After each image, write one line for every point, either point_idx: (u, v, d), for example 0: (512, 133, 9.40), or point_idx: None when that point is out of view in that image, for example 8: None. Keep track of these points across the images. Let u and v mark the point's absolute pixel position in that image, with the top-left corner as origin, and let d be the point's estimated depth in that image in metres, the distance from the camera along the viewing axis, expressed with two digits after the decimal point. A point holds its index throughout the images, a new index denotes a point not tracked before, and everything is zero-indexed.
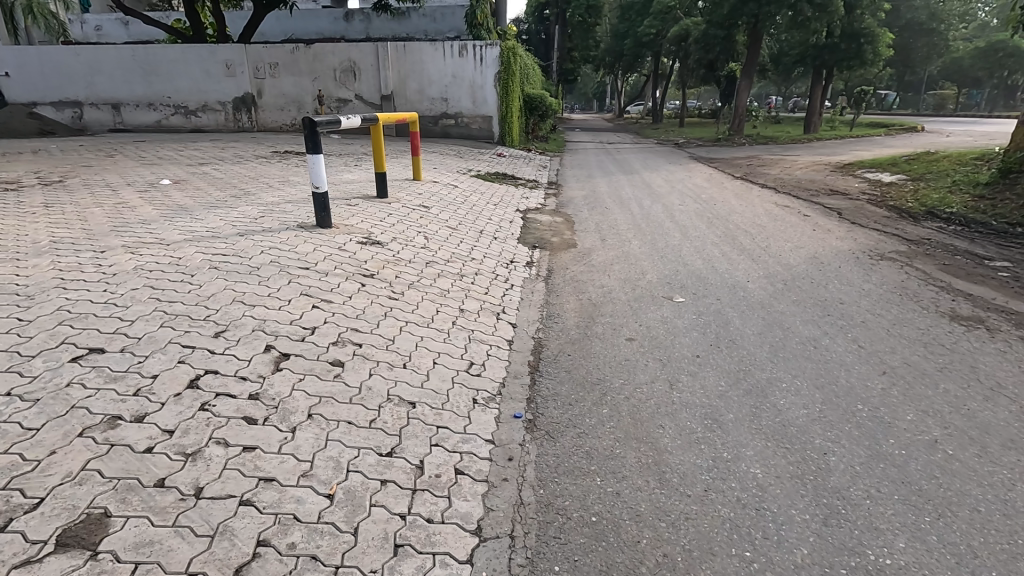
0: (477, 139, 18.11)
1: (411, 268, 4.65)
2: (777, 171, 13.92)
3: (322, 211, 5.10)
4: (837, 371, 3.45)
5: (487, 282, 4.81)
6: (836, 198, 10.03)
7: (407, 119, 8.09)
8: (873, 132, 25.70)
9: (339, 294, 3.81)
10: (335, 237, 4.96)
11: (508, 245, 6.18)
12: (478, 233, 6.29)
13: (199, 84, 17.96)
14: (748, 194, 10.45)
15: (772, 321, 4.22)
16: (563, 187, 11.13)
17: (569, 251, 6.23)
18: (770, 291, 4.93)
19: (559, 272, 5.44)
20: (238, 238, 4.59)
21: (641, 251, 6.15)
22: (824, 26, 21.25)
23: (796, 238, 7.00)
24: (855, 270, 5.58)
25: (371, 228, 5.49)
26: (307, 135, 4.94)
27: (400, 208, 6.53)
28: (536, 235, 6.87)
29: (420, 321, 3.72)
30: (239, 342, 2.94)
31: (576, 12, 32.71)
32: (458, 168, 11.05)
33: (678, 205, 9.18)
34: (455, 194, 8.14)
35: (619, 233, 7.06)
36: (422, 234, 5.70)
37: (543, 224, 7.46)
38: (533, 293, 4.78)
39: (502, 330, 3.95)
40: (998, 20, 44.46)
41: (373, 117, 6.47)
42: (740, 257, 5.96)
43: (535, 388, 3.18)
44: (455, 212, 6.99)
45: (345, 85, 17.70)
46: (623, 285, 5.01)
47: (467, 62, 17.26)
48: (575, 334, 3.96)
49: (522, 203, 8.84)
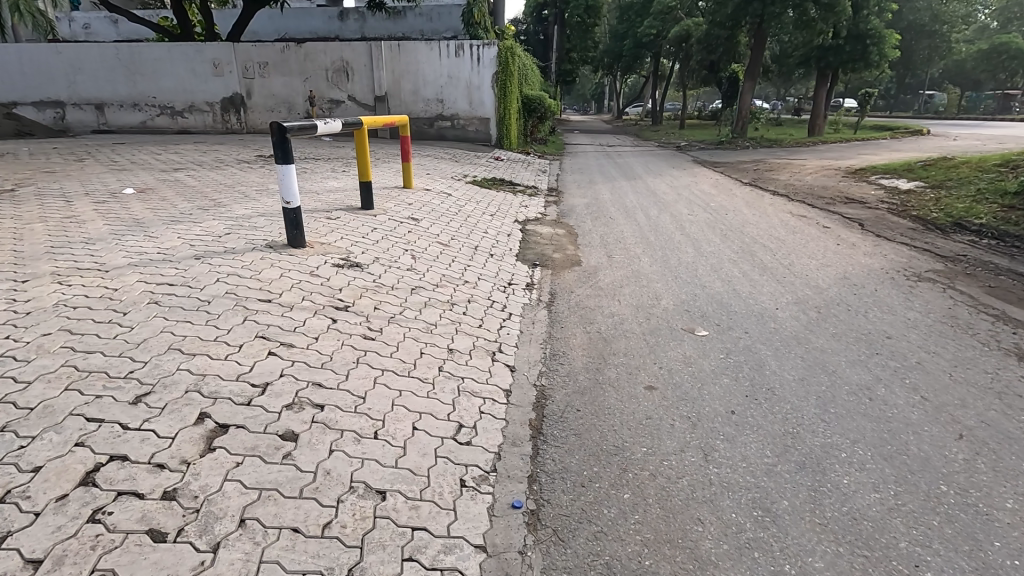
0: (474, 142, 17.51)
1: (393, 296, 4.04)
2: (786, 176, 13.33)
3: (293, 228, 4.48)
4: (904, 433, 2.84)
5: (481, 312, 4.21)
6: (853, 208, 9.46)
7: (396, 122, 7.44)
8: (878, 135, 25.19)
9: (305, 335, 3.20)
10: (307, 258, 4.35)
11: (506, 263, 5.59)
12: (472, 250, 5.68)
13: (185, 83, 17.30)
14: (759, 202, 9.87)
15: (813, 362, 3.62)
16: (563, 193, 10.54)
17: (572, 269, 5.63)
18: (803, 321, 4.33)
19: (562, 296, 4.83)
20: (192, 261, 3.97)
21: (653, 271, 5.56)
22: (829, 27, 20.71)
23: (820, 253, 6.41)
24: (893, 295, 4.99)
25: (350, 246, 4.87)
26: (275, 142, 4.30)
27: (385, 222, 5.92)
28: (535, 250, 6.28)
29: (400, 370, 3.11)
30: (162, 412, 2.32)
31: (574, 13, 32.50)
32: (452, 174, 10.45)
33: (687, 214, 8.58)
34: (448, 202, 7.54)
35: (627, 248, 6.45)
36: (409, 253, 5.11)
37: (543, 237, 6.88)
38: (534, 324, 4.18)
39: (498, 376, 3.33)
40: (998, 22, 44.03)
41: (357, 121, 5.85)
42: (763, 278, 5.38)
43: (538, 463, 2.57)
44: (447, 225, 6.38)
45: (337, 85, 17.07)
46: (636, 313, 4.41)
47: (463, 62, 16.65)
48: (584, 380, 3.35)
49: (520, 212, 8.25)
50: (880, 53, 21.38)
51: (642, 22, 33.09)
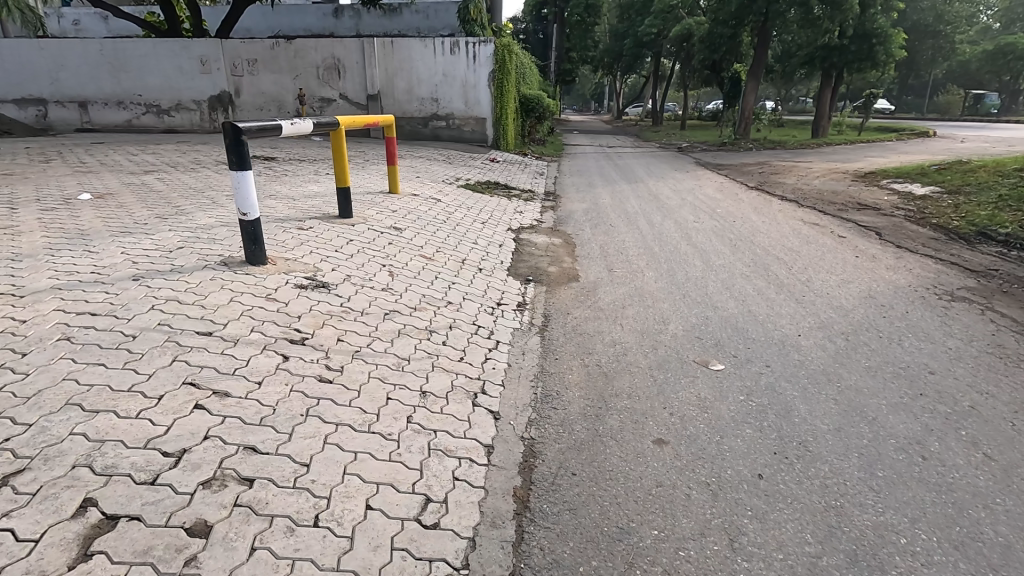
0: (470, 142, 16.97)
1: (362, 324, 3.51)
2: (794, 180, 12.80)
3: (252, 243, 3.94)
4: (973, 509, 2.32)
5: (464, 340, 3.68)
6: (867, 215, 8.93)
7: (379, 123, 6.90)
8: (884, 137, 24.67)
9: (244, 379, 2.66)
10: (265, 277, 3.81)
11: (495, 279, 5.06)
12: (459, 264, 5.16)
13: (171, 79, 16.73)
14: (768, 208, 9.36)
15: (848, 406, 3.09)
16: (562, 198, 10.01)
17: (569, 286, 5.10)
18: (830, 351, 3.81)
19: (557, 319, 4.31)
20: (128, 283, 3.43)
21: (658, 288, 5.03)
22: (836, 26, 20.17)
23: (838, 267, 5.89)
24: (927, 318, 4.47)
25: (318, 262, 4.34)
26: (229, 146, 3.75)
27: (364, 232, 5.38)
28: (530, 263, 5.77)
29: (359, 424, 2.57)
30: (31, 502, 1.80)
31: (574, 13, 32.24)
32: (444, 177, 9.90)
33: (692, 222, 8.04)
34: (436, 209, 7.01)
35: (629, 260, 5.92)
36: (387, 269, 4.58)
37: (539, 248, 6.37)
38: (523, 355, 3.65)
39: (478, 428, 2.79)
40: (1002, 23, 43.47)
41: (332, 121, 5.30)
42: (781, 297, 4.85)
43: (522, 556, 2.04)
44: (432, 235, 5.85)
45: (328, 83, 16.54)
46: (641, 341, 3.89)
47: (459, 60, 16.12)
48: (581, 433, 2.82)
49: (514, 219, 7.71)
50: (886, 52, 20.85)
51: (642, 21, 32.62)
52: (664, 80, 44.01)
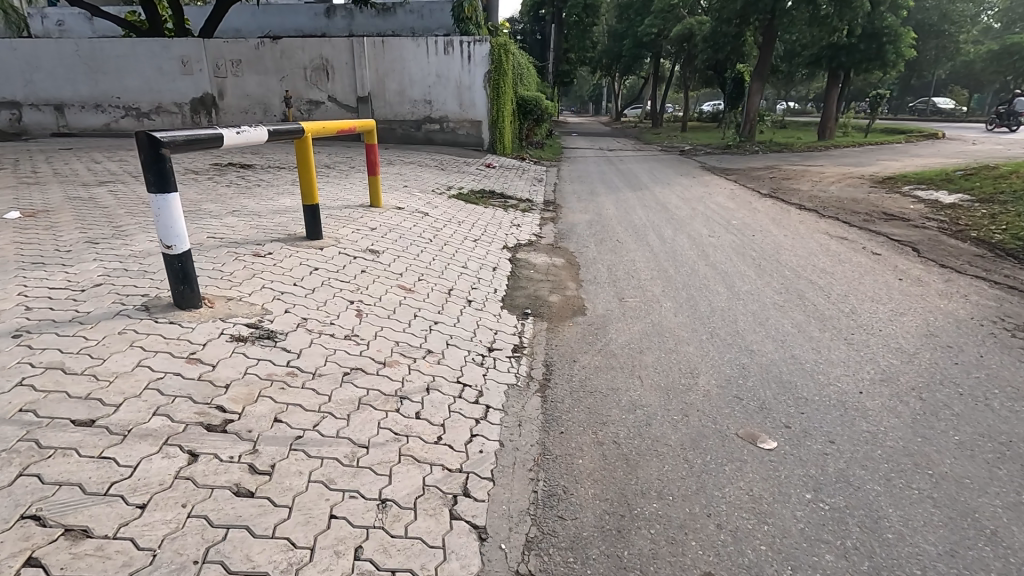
0: (465, 146, 16.20)
1: (313, 393, 2.72)
2: (807, 186, 12.05)
3: (179, 285, 3.15)
4: None
5: (444, 410, 2.89)
6: (896, 226, 8.16)
7: (356, 129, 6.10)
8: (892, 138, 23.95)
9: (121, 501, 1.86)
10: (194, 326, 3.01)
11: (488, 313, 4.29)
12: (444, 296, 4.38)
13: (150, 81, 15.90)
14: (788, 219, 8.60)
15: (953, 512, 2.32)
16: (562, 208, 9.25)
17: (573, 322, 4.32)
18: (906, 419, 3.02)
19: (562, 370, 3.53)
20: (4, 343, 2.64)
21: (681, 324, 4.25)
22: (845, 24, 19.42)
23: (882, 293, 5.10)
24: (1009, 365, 3.68)
25: (269, 301, 3.55)
26: (146, 163, 2.94)
27: (333, 257, 4.61)
28: (528, 290, 5.00)
29: (282, 572, 1.78)
30: None
31: (572, 13, 31.64)
32: (433, 186, 9.12)
33: (708, 236, 7.26)
34: (422, 225, 6.23)
35: (642, 287, 5.14)
36: (356, 307, 3.81)
37: (538, 270, 5.61)
38: (519, 429, 2.86)
39: (457, 560, 2.00)
40: (1003, 23, 42.80)
41: (294, 128, 4.51)
42: (827, 337, 4.08)
43: None
44: (414, 258, 5.07)
45: (316, 85, 15.77)
46: (667, 406, 3.12)
47: (453, 60, 15.35)
48: (603, 568, 2.03)
49: (510, 235, 6.93)
50: (896, 52, 20.08)
51: (642, 21, 31.96)
52: (664, 81, 43.34)
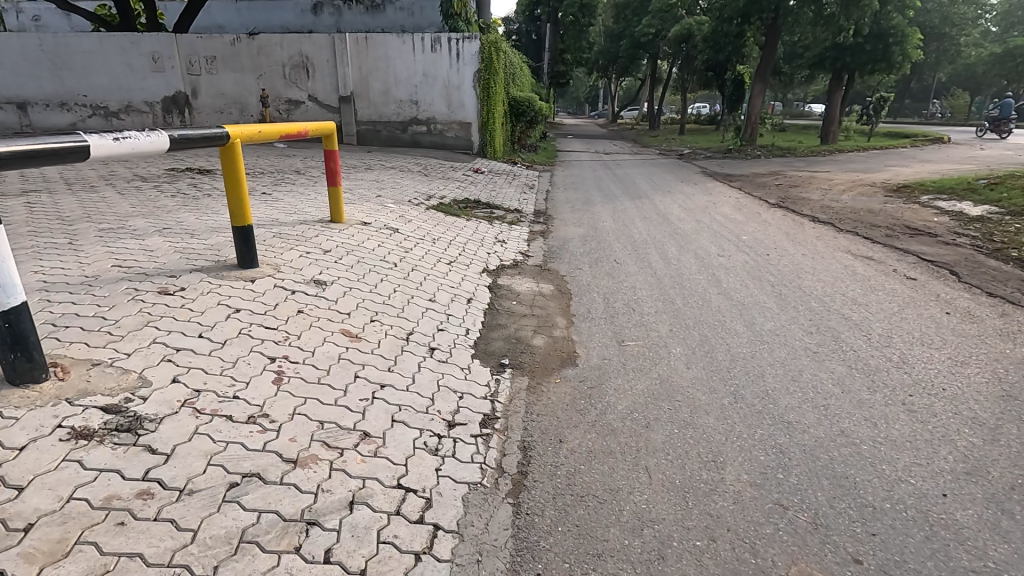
0: (453, 149, 15.33)
1: (168, 529, 1.83)
2: (817, 195, 11.25)
3: (12, 352, 2.26)
4: None
5: (371, 542, 2.01)
6: (922, 243, 7.37)
7: (308, 133, 5.14)
8: (898, 142, 23.22)
9: None
10: (18, 418, 2.13)
11: (454, 367, 3.42)
12: (400, 344, 3.50)
13: (119, 79, 14.89)
14: (802, 234, 7.80)
15: None
16: (553, 220, 8.40)
17: (561, 377, 3.46)
18: (1021, 547, 2.16)
19: (543, 459, 2.66)
20: None
21: (695, 382, 3.41)
22: (852, 24, 18.60)
23: (933, 334, 4.26)
24: None
25: (154, 364, 2.66)
26: None
27: (265, 293, 3.71)
28: (509, 329, 4.14)
29: None
30: None
31: (568, 13, 29.95)
32: (411, 195, 8.28)
33: (717, 255, 6.42)
34: (387, 244, 5.35)
35: (645, 326, 4.27)
36: (278, 365, 2.94)
37: (523, 301, 4.76)
38: (477, 571, 2.01)
39: None
40: (1001, 28, 42.23)
41: (219, 134, 3.65)
42: (882, 402, 3.23)
43: None
44: (371, 290, 4.19)
45: (296, 84, 14.89)
46: (686, 523, 2.26)
47: (440, 58, 14.48)
48: None
49: (492, 254, 6.07)
50: (903, 53, 19.33)
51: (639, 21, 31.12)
52: (661, 82, 42.49)
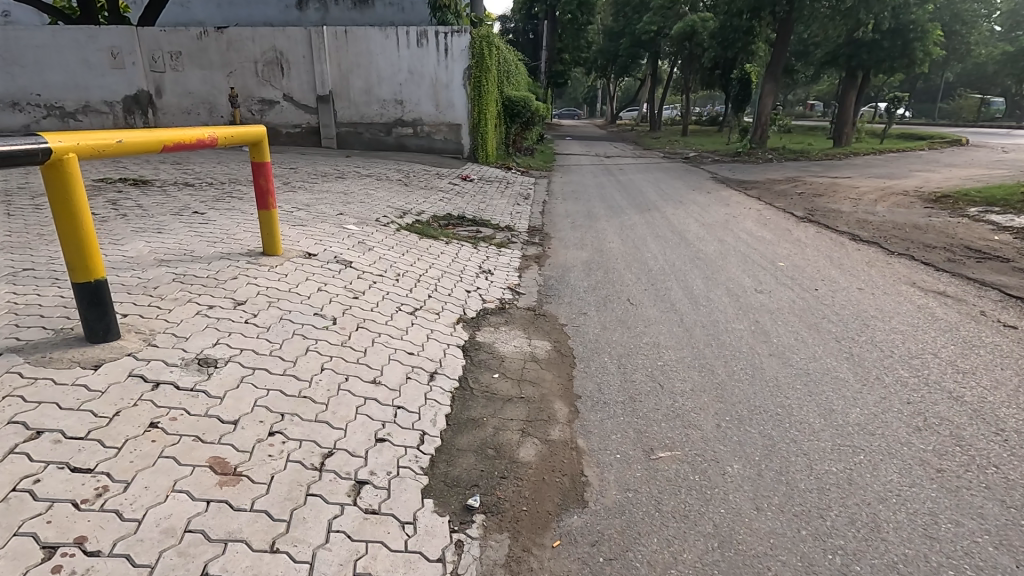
0: (440, 152, 14.03)
1: None
2: (847, 206, 9.94)
3: None
4: None
5: None
6: (996, 271, 6.06)
7: (217, 141, 3.61)
8: (915, 144, 21.94)
9: None
10: None
11: (390, 524, 2.12)
12: (304, 486, 2.18)
13: (75, 77, 13.47)
14: (846, 258, 6.52)
15: None
16: (550, 239, 7.12)
17: (563, 536, 2.18)
18: None
19: None
20: None
21: (775, 549, 2.13)
22: (872, 17, 17.23)
23: None
24: None
25: None
26: None
27: (105, 394, 2.39)
28: (486, 429, 2.83)
29: None
30: None
31: (566, 10, 28.78)
32: (383, 210, 6.99)
33: (754, 291, 5.14)
34: (331, 288, 4.04)
35: (684, 420, 2.98)
36: (54, 567, 1.64)
37: (508, 372, 3.45)
38: None
39: None
40: (1007, 27, 40.94)
41: (33, 152, 2.31)
42: None
43: None
44: (283, 373, 2.86)
45: (269, 81, 13.58)
46: None
47: (427, 52, 13.16)
48: None
49: (472, 293, 4.77)
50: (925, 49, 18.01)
51: (640, 18, 29.90)
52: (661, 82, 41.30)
